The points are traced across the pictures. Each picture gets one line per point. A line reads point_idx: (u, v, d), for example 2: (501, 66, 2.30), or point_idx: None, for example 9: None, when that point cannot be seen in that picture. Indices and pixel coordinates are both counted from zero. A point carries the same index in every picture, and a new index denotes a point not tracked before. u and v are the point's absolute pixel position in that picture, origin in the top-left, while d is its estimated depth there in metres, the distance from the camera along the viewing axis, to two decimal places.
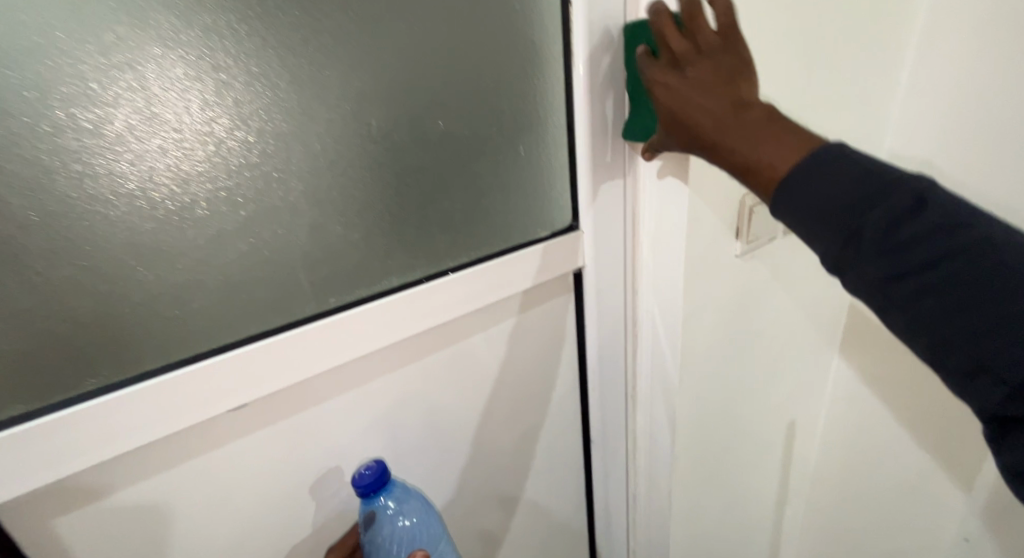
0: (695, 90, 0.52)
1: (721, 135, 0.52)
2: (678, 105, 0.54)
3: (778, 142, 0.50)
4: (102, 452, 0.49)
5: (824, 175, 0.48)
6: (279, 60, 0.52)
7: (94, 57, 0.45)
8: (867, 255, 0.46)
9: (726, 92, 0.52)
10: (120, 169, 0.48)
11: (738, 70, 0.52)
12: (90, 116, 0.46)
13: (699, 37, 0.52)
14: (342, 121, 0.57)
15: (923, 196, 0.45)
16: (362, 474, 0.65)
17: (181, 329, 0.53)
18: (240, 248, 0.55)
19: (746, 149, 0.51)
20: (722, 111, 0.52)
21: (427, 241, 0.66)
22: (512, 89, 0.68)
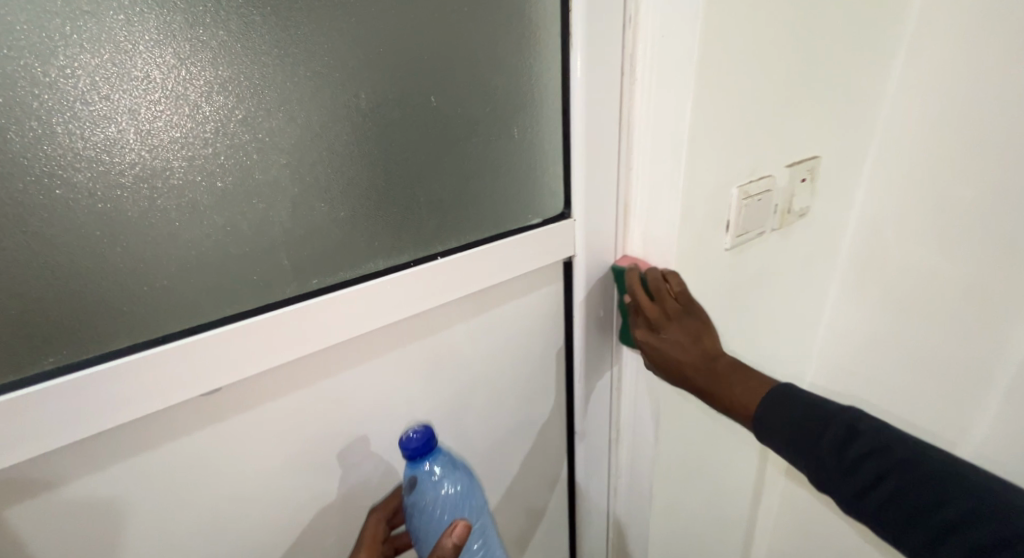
0: (678, 352, 0.68)
1: (699, 380, 0.69)
2: (667, 361, 0.69)
3: (745, 384, 0.68)
4: (66, 436, 0.46)
5: (778, 409, 0.66)
6: (264, 21, 0.49)
7: (56, 5, 0.41)
8: (829, 472, 0.63)
9: (695, 349, 0.68)
10: (83, 130, 0.44)
11: (699, 328, 0.69)
12: (50, 70, 0.42)
13: (664, 306, 0.68)
14: (329, 92, 0.54)
15: (851, 428, 0.63)
16: (411, 437, 0.67)
17: (149, 308, 0.50)
18: (216, 221, 0.51)
19: (727, 394, 0.68)
20: (698, 366, 0.68)
21: (416, 224, 0.64)
22: (508, 68, 0.65)
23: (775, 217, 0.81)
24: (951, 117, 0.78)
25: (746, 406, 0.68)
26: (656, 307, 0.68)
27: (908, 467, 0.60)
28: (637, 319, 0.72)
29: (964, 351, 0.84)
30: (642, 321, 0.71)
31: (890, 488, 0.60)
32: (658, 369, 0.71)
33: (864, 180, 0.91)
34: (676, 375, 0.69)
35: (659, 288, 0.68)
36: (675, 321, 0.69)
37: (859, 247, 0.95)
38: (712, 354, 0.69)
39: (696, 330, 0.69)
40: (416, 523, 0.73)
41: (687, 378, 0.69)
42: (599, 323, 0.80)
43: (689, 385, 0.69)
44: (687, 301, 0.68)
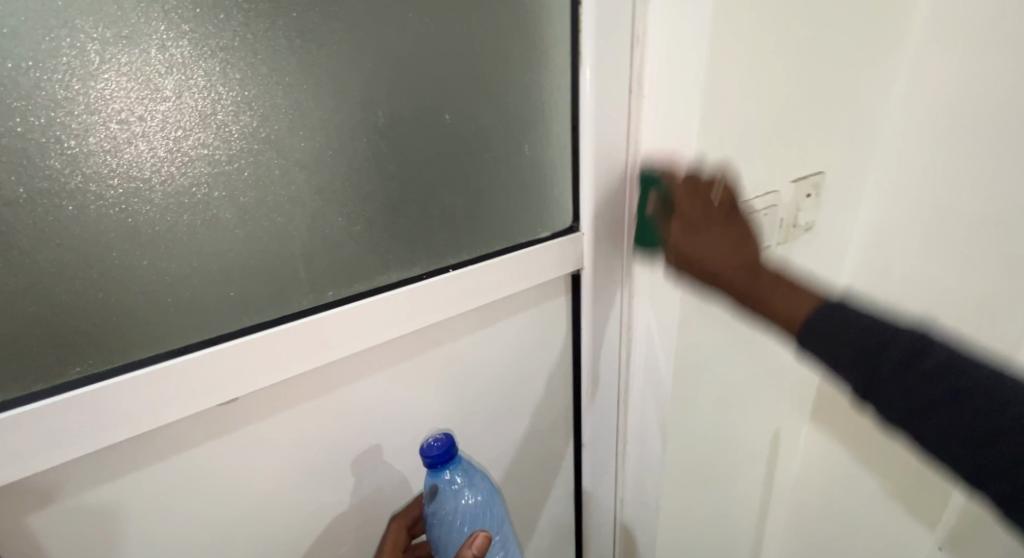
0: (717, 253, 0.61)
1: (738, 285, 0.61)
2: (703, 262, 0.62)
3: (790, 292, 0.59)
4: (91, 443, 0.46)
5: (832, 320, 0.55)
6: (288, 43, 0.51)
7: (93, 28, 0.43)
8: (889, 394, 0.52)
9: (737, 253, 0.61)
10: (115, 146, 0.46)
11: (741, 232, 0.63)
12: (86, 90, 0.44)
13: (704, 201, 0.62)
14: (348, 109, 0.56)
15: (922, 346, 0.51)
16: (431, 445, 0.67)
17: (172, 318, 0.51)
18: (238, 235, 0.53)
19: (771, 299, 0.59)
20: (739, 269, 0.61)
21: (429, 237, 0.65)
22: (520, 86, 0.67)
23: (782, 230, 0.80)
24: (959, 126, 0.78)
25: (791, 316, 0.58)
26: (696, 205, 0.62)
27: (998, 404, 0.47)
28: (666, 220, 0.66)
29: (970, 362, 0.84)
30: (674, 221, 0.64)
31: (947, 410, 0.49)
32: (687, 269, 0.64)
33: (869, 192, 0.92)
34: (710, 279, 0.63)
35: (698, 187, 0.63)
36: (715, 223, 0.62)
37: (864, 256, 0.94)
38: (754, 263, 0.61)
39: (737, 236, 0.62)
40: (436, 531, 0.74)
41: (725, 282, 0.61)
42: (605, 334, 0.81)
43: (727, 290, 0.62)
44: (731, 203, 0.63)
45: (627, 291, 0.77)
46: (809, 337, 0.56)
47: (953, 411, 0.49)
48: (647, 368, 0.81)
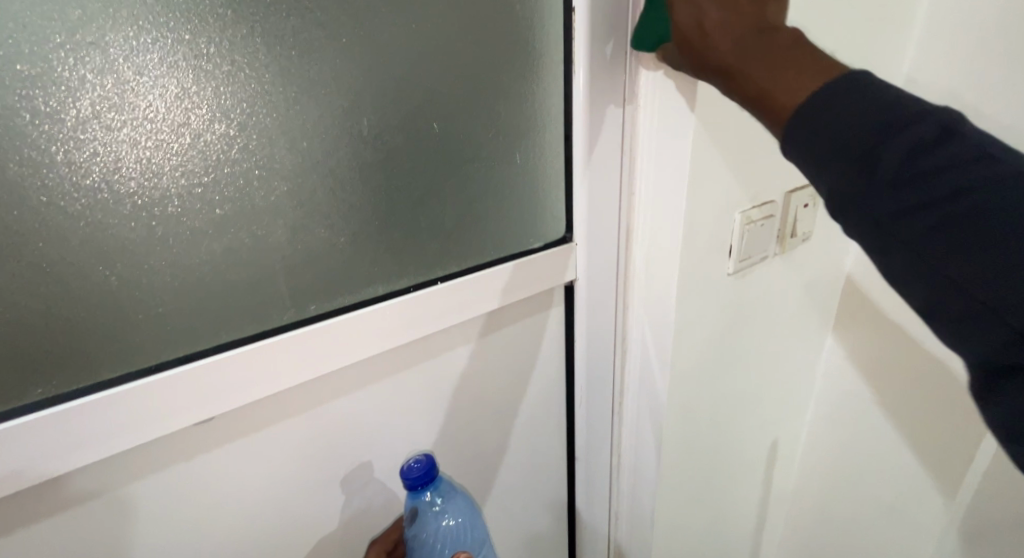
0: (720, 6, 0.48)
1: (739, 52, 0.48)
2: (696, 20, 0.49)
3: (800, 65, 0.46)
4: (57, 466, 0.45)
5: (851, 90, 0.43)
6: (267, 50, 0.49)
7: (59, 35, 0.41)
8: (881, 187, 0.42)
9: (747, 10, 0.48)
10: (82, 158, 0.44)
11: None
12: (52, 100, 0.42)
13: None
14: (330, 118, 0.54)
15: (946, 129, 0.41)
16: (411, 467, 0.65)
17: (144, 335, 0.49)
18: (215, 249, 0.51)
19: (772, 77, 0.46)
20: (741, 33, 0.48)
21: (417, 248, 0.63)
22: (511, 95, 0.65)
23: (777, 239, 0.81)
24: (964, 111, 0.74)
25: (785, 101, 0.45)
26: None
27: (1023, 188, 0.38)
28: None
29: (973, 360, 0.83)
30: None
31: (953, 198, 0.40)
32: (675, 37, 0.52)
33: None
34: (704, 47, 0.49)
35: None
36: None
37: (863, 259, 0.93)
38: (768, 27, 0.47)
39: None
40: (417, 555, 0.72)
41: (718, 48, 0.49)
42: (599, 347, 0.79)
43: (711, 64, 0.50)
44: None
45: (622, 300, 0.75)
46: (799, 125, 0.44)
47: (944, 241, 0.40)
48: (641, 377, 0.79)
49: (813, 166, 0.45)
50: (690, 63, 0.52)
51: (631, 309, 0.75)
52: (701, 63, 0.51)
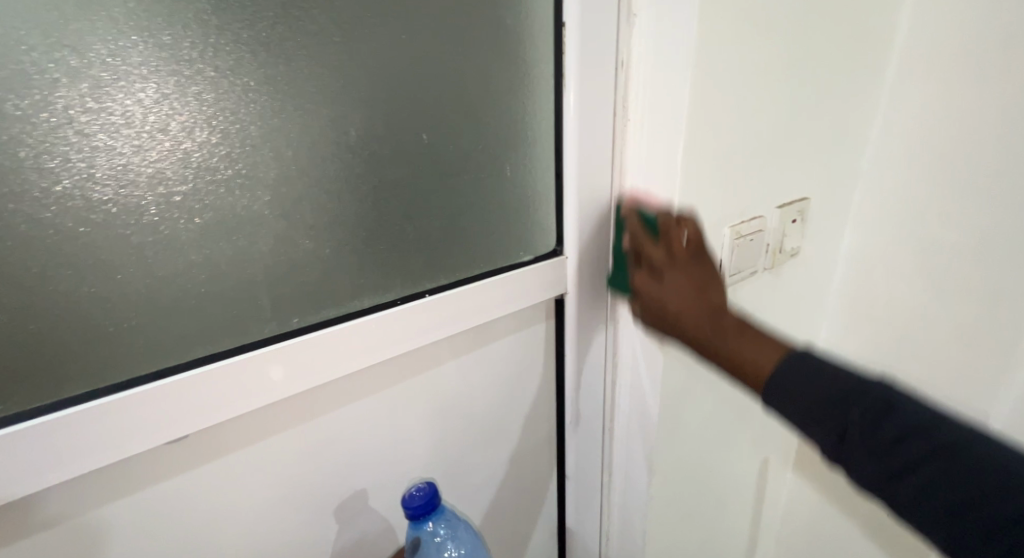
0: (675, 297, 0.58)
1: (704, 335, 0.57)
2: (661, 307, 0.59)
3: (758, 345, 0.55)
4: (18, 489, 0.42)
5: (804, 373, 0.52)
6: (251, 57, 0.48)
7: (34, 39, 0.40)
8: (861, 454, 0.49)
9: (698, 294, 0.58)
10: (54, 163, 0.42)
11: (708, 278, 0.59)
12: (25, 104, 0.41)
13: (670, 248, 0.59)
14: (316, 128, 0.53)
15: (891, 401, 0.48)
16: (414, 495, 0.63)
17: (116, 350, 0.47)
18: (195, 258, 0.49)
19: (739, 350, 0.55)
20: (699, 312, 0.57)
21: (403, 260, 0.62)
22: (501, 107, 0.65)
23: (771, 255, 0.80)
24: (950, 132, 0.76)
25: (758, 369, 0.54)
26: (661, 249, 0.59)
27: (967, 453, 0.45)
28: (636, 265, 0.62)
29: (965, 392, 0.83)
30: (642, 266, 0.61)
31: (928, 464, 0.46)
32: (648, 316, 0.61)
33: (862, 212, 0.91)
34: (675, 330, 0.59)
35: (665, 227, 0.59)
36: (681, 266, 0.59)
37: (851, 281, 0.92)
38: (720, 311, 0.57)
39: (703, 281, 0.58)
40: None
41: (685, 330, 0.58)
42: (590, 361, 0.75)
43: (686, 338, 0.58)
44: (697, 249, 0.59)
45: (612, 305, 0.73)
46: (777, 397, 0.53)
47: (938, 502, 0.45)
48: (632, 392, 0.76)
49: (798, 425, 0.52)
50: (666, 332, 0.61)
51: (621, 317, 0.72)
52: (678, 333, 0.59)
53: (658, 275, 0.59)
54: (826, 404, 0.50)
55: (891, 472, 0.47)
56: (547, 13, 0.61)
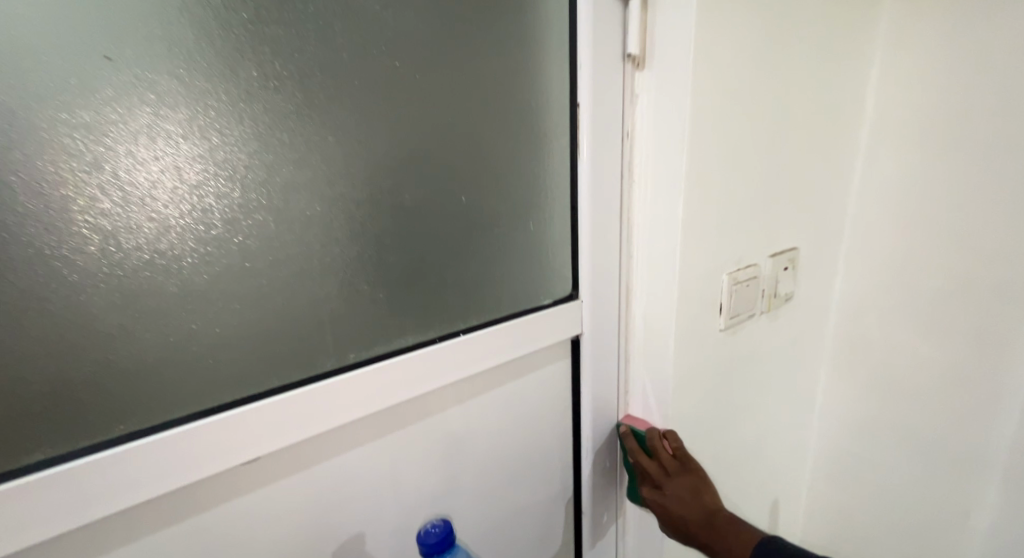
0: (674, 504, 0.79)
1: (702, 533, 0.77)
2: (667, 513, 0.79)
3: (740, 536, 0.76)
4: (130, 497, 0.50)
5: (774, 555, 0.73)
6: (336, 138, 0.59)
7: (180, 129, 0.51)
8: None
9: (691, 499, 0.78)
10: (181, 224, 0.52)
11: (696, 483, 0.80)
12: (168, 179, 0.51)
13: (663, 462, 0.81)
14: (380, 191, 0.64)
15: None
16: (429, 532, 0.70)
17: (209, 380, 0.55)
18: (275, 301, 0.58)
19: (730, 546, 0.75)
20: (695, 513, 0.77)
21: (441, 304, 0.71)
22: (526, 172, 0.76)
23: (766, 299, 0.94)
24: (915, 195, 0.95)
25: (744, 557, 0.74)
26: (657, 464, 0.81)
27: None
28: (642, 478, 0.83)
29: (956, 410, 0.96)
30: (647, 479, 0.82)
31: None
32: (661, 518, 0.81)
33: (842, 260, 1.07)
34: (682, 529, 0.79)
35: (656, 447, 0.82)
36: (673, 476, 0.80)
37: (846, 318, 1.09)
38: (709, 509, 0.78)
39: (695, 485, 0.79)
40: None
41: (689, 530, 0.78)
42: (604, 388, 0.87)
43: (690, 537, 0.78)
44: (683, 458, 0.80)
45: (624, 323, 0.87)
46: None
47: None
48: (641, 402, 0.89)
49: None
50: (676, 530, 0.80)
51: (632, 332, 0.87)
52: (683, 533, 0.79)
53: (659, 486, 0.81)
54: None
55: None
56: (563, 97, 0.75)
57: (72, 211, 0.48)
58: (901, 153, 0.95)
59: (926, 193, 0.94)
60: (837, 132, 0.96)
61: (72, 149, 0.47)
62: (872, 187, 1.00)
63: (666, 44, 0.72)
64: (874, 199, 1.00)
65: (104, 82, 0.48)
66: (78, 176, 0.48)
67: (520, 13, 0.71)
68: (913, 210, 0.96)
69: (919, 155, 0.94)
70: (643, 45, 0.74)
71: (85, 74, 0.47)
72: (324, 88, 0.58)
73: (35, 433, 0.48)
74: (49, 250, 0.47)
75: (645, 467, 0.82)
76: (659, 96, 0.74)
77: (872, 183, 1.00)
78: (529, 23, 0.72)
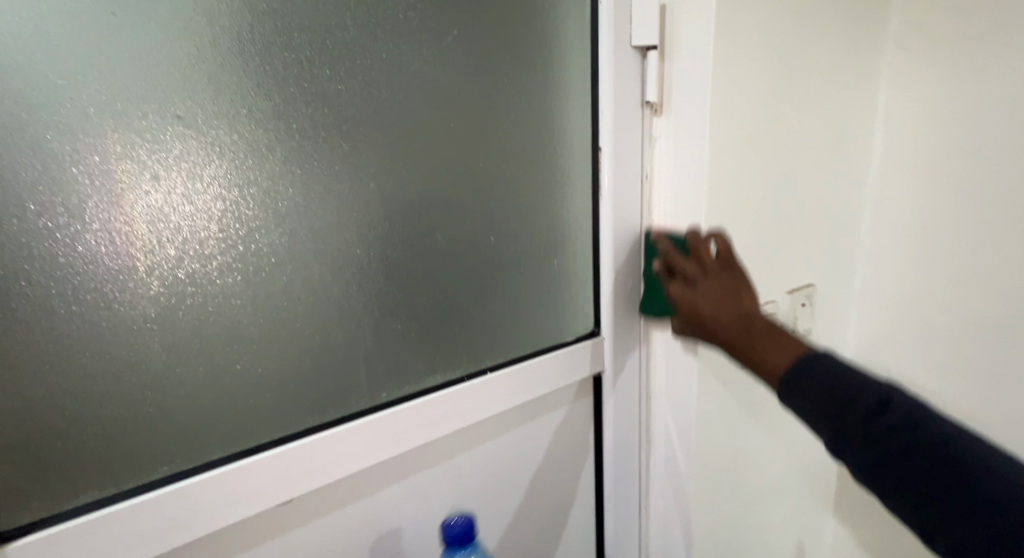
0: (705, 301, 0.66)
1: (733, 336, 0.63)
2: (693, 309, 0.66)
3: (780, 345, 0.61)
4: (172, 538, 0.51)
5: (811, 369, 0.57)
6: (374, 183, 0.62)
7: (235, 176, 0.54)
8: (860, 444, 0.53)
9: (727, 298, 0.65)
10: (233, 265, 0.54)
11: (738, 286, 0.66)
12: (221, 222, 0.53)
13: (703, 261, 0.68)
14: (412, 234, 0.66)
15: (885, 399, 0.54)
16: (451, 523, 0.67)
17: (247, 420, 0.56)
18: (313, 341, 0.60)
19: (762, 352, 0.61)
20: (729, 313, 0.64)
21: (469, 342, 0.72)
22: (549, 212, 0.78)
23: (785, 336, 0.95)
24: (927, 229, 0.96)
25: (774, 369, 0.60)
26: (694, 263, 0.69)
27: (967, 487, 0.48)
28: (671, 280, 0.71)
29: None
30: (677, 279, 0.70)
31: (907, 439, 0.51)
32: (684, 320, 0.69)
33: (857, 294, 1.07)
34: (707, 330, 0.66)
35: (697, 246, 0.69)
36: (711, 276, 0.67)
37: (863, 353, 1.09)
38: (747, 311, 0.64)
39: (735, 285, 0.66)
40: None
41: (716, 332, 0.65)
42: (628, 430, 0.86)
43: (715, 339, 0.65)
44: (728, 259, 0.67)
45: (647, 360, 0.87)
46: (786, 390, 0.58)
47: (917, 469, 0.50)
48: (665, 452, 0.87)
49: (807, 418, 0.57)
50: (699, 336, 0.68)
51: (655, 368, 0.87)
52: (708, 334, 0.66)
53: (691, 282, 0.68)
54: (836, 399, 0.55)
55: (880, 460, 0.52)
56: (585, 141, 0.78)
57: (129, 259, 0.49)
58: (912, 188, 0.97)
59: (939, 228, 0.95)
60: (847, 168, 0.98)
61: (132, 199, 0.49)
62: (883, 220, 1.02)
63: (683, 91, 0.75)
64: (886, 232, 1.02)
65: (167, 135, 0.50)
66: (136, 224, 0.49)
67: (546, 65, 0.75)
68: (927, 244, 0.97)
69: (929, 191, 0.95)
70: (660, 92, 0.77)
71: (146, 128, 0.49)
72: (366, 137, 0.61)
73: (82, 475, 0.49)
74: (108, 297, 0.49)
75: (679, 266, 0.70)
76: (677, 141, 0.77)
77: (883, 216, 1.02)
78: (554, 72, 0.75)
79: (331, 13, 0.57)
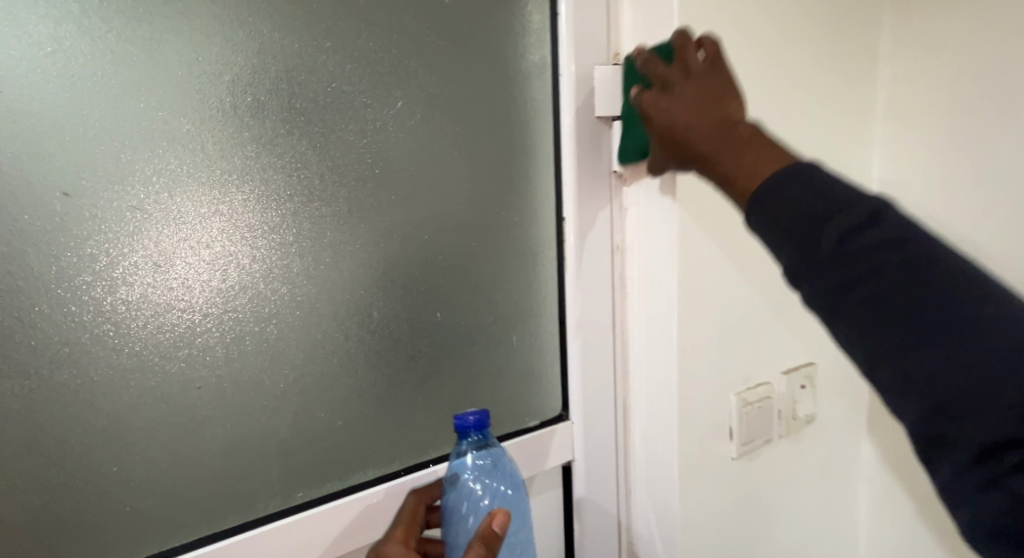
0: (683, 108, 0.53)
1: (710, 147, 0.50)
2: (669, 121, 0.54)
3: (763, 151, 0.48)
4: None
5: (791, 176, 0.44)
6: (300, 256, 0.57)
7: (131, 252, 0.49)
8: (823, 262, 0.42)
9: (707, 103, 0.52)
10: (151, 349, 0.50)
11: (725, 91, 0.53)
12: (112, 302, 0.49)
13: (687, 63, 0.55)
14: (345, 310, 0.60)
15: (875, 211, 0.41)
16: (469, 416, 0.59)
17: (132, 526, 0.51)
18: (218, 432, 0.54)
19: (736, 162, 0.48)
20: (707, 121, 0.51)
21: (413, 428, 0.66)
22: (509, 287, 0.72)
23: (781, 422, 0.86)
24: None
25: (747, 182, 0.47)
26: (677, 67, 0.56)
27: (951, 318, 0.37)
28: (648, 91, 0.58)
29: None
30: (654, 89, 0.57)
31: (878, 262, 0.40)
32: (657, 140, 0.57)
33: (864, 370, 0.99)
34: (679, 144, 0.53)
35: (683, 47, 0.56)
36: (694, 80, 0.54)
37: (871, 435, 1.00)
38: (729, 115, 0.51)
39: (721, 89, 0.53)
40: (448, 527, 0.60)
41: (691, 145, 0.52)
42: (601, 529, 0.79)
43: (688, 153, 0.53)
44: (716, 62, 0.54)
45: (623, 445, 0.79)
46: (750, 206, 0.46)
47: (893, 298, 0.39)
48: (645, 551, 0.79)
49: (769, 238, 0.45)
50: (673, 159, 0.55)
51: (632, 457, 0.79)
52: (680, 151, 0.54)
53: (670, 90, 0.55)
54: (814, 200, 0.43)
55: (845, 283, 0.41)
56: (547, 213, 0.73)
57: (24, 352, 0.45)
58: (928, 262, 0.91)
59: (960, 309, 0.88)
60: None
61: (35, 281, 0.46)
62: None
63: None
64: None
65: (52, 213, 0.46)
66: (37, 310, 0.46)
67: (509, 132, 0.70)
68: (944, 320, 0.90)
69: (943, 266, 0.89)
70: None
71: (58, 209, 0.46)
72: (293, 206, 0.56)
73: None
74: None
75: (659, 72, 0.57)
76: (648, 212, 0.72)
77: None
78: (518, 142, 0.71)
79: (255, 76, 0.53)
